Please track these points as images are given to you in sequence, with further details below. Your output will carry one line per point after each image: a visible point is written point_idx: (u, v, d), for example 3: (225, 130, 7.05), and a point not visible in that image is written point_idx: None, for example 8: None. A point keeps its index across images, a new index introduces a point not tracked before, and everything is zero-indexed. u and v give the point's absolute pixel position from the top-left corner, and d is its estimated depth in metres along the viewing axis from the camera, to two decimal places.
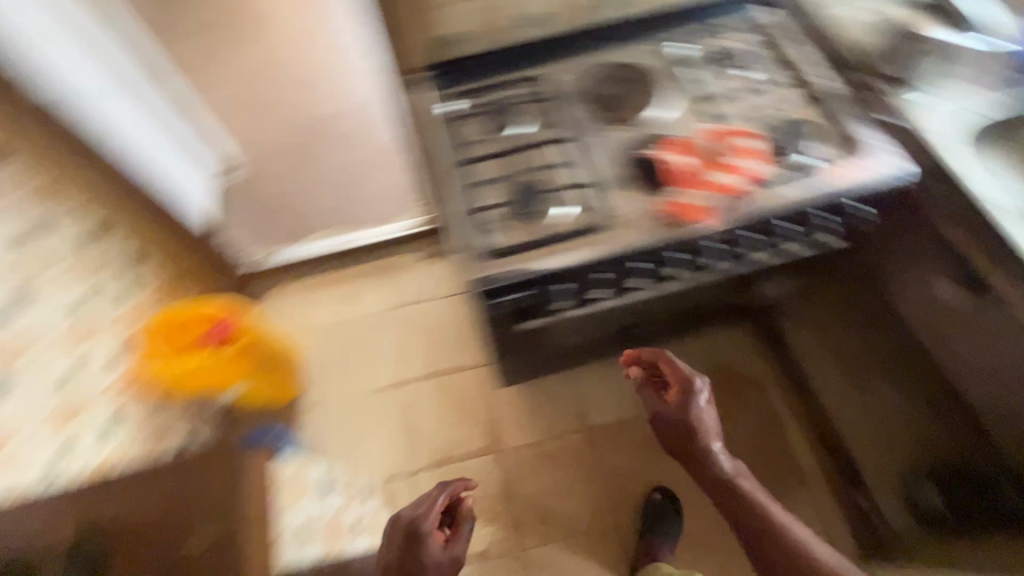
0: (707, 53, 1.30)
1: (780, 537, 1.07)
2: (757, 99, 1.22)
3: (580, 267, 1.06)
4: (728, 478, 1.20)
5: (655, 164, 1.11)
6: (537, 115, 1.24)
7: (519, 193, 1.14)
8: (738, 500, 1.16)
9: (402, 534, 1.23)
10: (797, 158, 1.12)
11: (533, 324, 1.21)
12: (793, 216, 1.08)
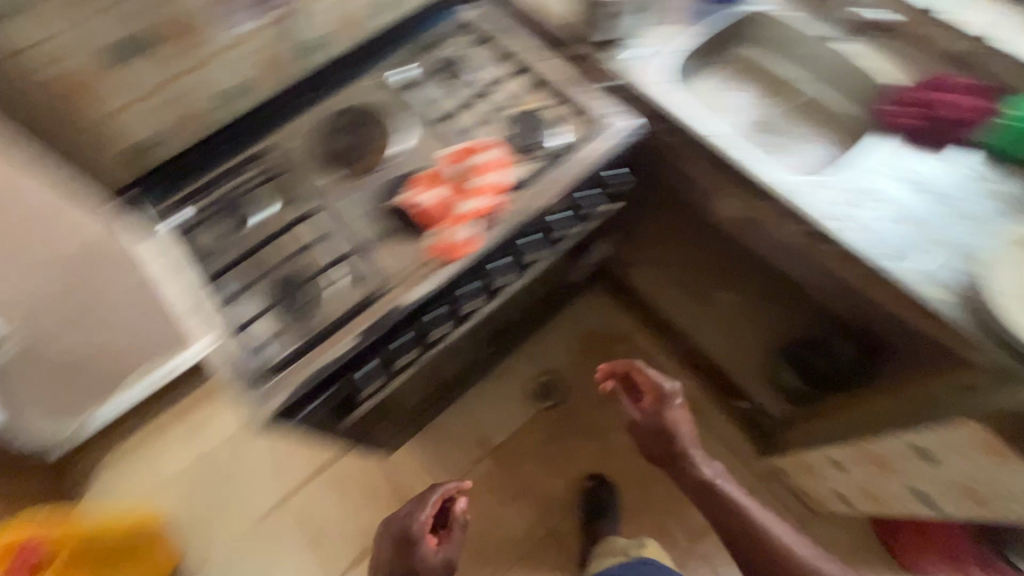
0: (430, 70, 1.25)
1: (765, 546, 1.12)
2: (491, 104, 1.20)
3: (373, 344, 0.98)
4: (712, 484, 1.23)
5: (410, 204, 1.05)
6: (277, 193, 1.12)
7: (282, 291, 1.01)
8: (729, 507, 1.19)
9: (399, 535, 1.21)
10: (538, 148, 1.13)
11: (361, 411, 1.12)
12: (556, 208, 1.10)
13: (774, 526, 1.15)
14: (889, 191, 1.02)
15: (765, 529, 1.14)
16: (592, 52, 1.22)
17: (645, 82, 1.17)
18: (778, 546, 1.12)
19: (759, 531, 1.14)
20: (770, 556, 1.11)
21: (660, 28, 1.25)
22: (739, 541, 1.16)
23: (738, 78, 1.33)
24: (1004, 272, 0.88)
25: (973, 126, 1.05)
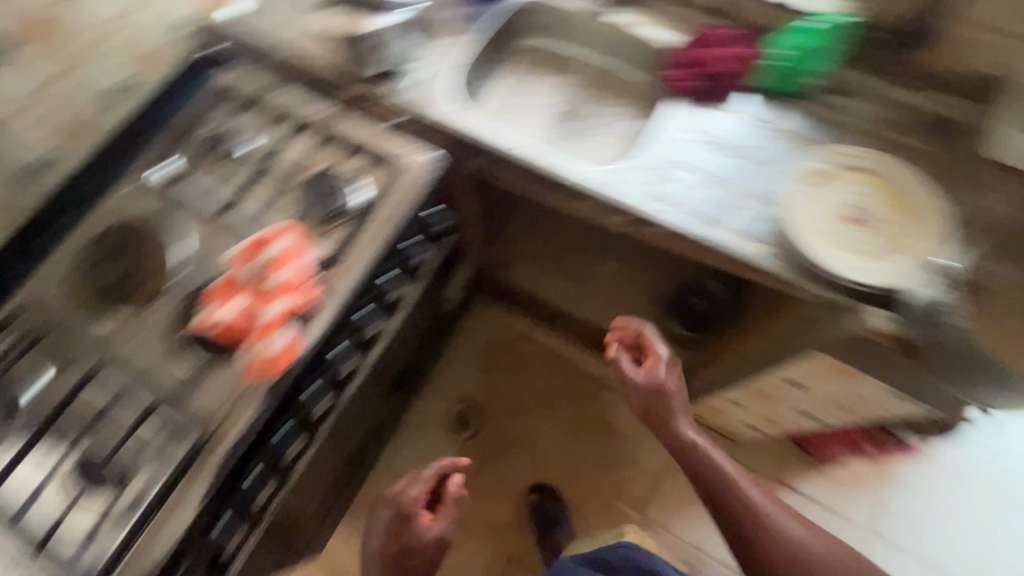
0: (193, 155, 1.09)
1: (759, 527, 0.96)
2: (274, 175, 1.06)
3: (211, 499, 0.85)
4: (700, 454, 1.04)
5: (206, 326, 0.91)
6: (45, 356, 0.93)
7: (84, 475, 0.84)
8: (718, 478, 1.01)
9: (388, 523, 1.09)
10: (337, 210, 1.00)
11: (241, 558, 0.99)
12: (378, 270, 1.00)
13: (764, 501, 0.99)
14: (691, 158, 1.03)
15: (756, 505, 0.98)
16: (370, 87, 1.13)
17: (432, 107, 1.10)
18: (775, 527, 0.96)
19: (752, 510, 0.97)
20: (762, 539, 0.95)
21: (432, 41, 1.17)
22: (727, 521, 0.99)
23: (529, 71, 1.29)
24: (799, 213, 0.93)
25: (745, 73, 1.08)
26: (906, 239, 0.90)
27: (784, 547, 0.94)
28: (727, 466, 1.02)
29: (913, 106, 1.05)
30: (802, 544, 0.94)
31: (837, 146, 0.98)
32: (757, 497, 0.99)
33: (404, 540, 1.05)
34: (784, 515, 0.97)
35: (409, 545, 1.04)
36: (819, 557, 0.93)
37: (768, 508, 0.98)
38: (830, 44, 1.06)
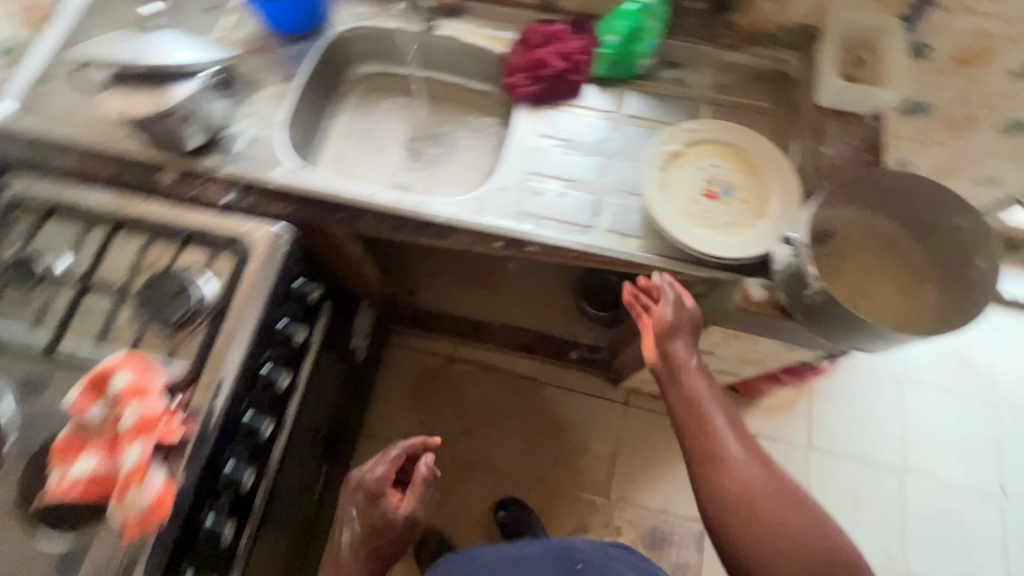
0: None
1: (725, 472, 0.83)
2: (101, 289, 0.92)
3: None
4: (695, 387, 0.90)
5: (58, 495, 0.77)
6: None
7: None
8: (697, 410, 0.88)
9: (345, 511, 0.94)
10: (188, 314, 0.89)
11: None
12: (255, 365, 0.90)
13: (739, 451, 0.84)
14: (552, 165, 1.00)
15: (729, 450, 0.84)
16: (188, 165, 1.00)
17: (270, 173, 0.99)
18: (748, 479, 0.82)
19: (725, 454, 0.84)
20: (727, 488, 0.82)
21: (252, 101, 1.06)
22: (696, 454, 0.86)
23: (372, 104, 1.22)
24: (664, 202, 0.93)
25: (581, 68, 1.04)
26: (764, 201, 0.93)
27: (751, 500, 0.80)
28: (713, 405, 0.89)
29: (742, 67, 1.08)
30: (770, 508, 0.80)
31: (683, 122, 0.98)
32: (732, 445, 0.85)
33: (369, 521, 0.92)
34: (757, 472, 0.83)
35: (374, 528, 0.92)
36: (782, 521, 0.79)
37: (743, 459, 0.84)
38: (654, 23, 1.03)
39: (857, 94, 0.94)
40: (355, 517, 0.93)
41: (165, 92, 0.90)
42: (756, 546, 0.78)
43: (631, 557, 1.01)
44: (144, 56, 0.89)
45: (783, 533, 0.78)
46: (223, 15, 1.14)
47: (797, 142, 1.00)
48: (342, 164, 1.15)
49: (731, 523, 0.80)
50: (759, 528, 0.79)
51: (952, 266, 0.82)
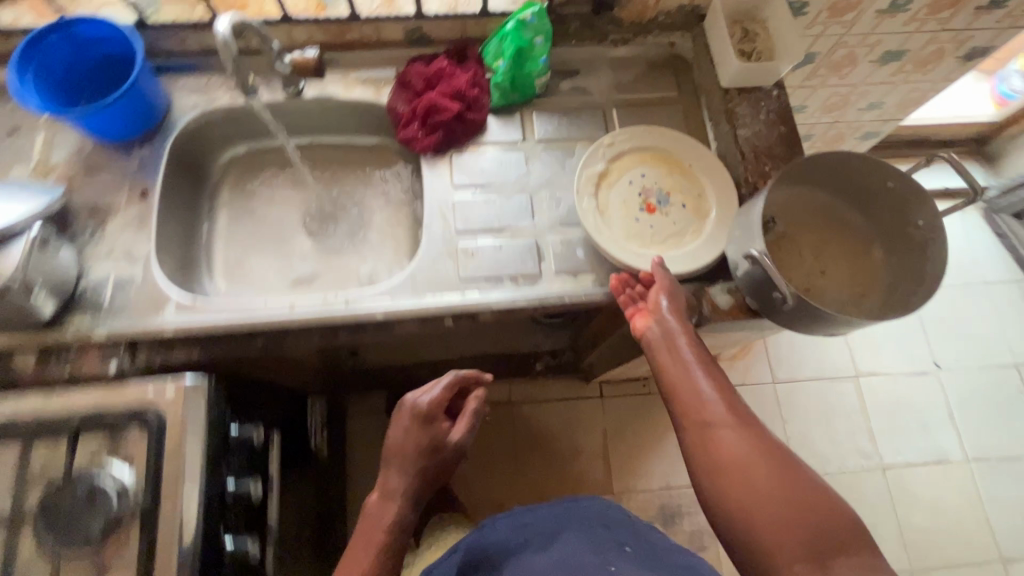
0: None
1: (718, 444, 0.71)
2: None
3: None
4: (684, 351, 0.77)
5: None
6: None
7: None
8: (685, 373, 0.76)
9: (403, 428, 0.92)
10: (111, 519, 0.74)
11: None
12: (213, 549, 0.76)
13: (728, 411, 0.72)
14: (479, 217, 0.91)
15: (717, 412, 0.72)
16: (42, 337, 0.80)
17: (161, 321, 0.82)
18: (736, 442, 0.70)
19: (714, 416, 0.72)
20: (718, 453, 0.70)
21: (104, 236, 0.86)
22: (684, 421, 0.75)
23: (252, 189, 1.05)
24: (608, 230, 0.89)
25: (476, 104, 0.94)
26: (699, 201, 0.92)
27: (745, 465, 0.68)
28: (705, 370, 0.76)
29: (636, 61, 1.04)
30: (766, 474, 0.67)
31: (600, 138, 0.93)
32: (721, 408, 0.72)
33: (427, 438, 0.91)
34: (748, 436, 0.70)
35: (430, 445, 0.90)
36: (776, 486, 0.66)
37: (735, 422, 0.71)
38: (539, 39, 0.93)
39: (756, 71, 0.92)
40: (412, 437, 0.91)
41: None
42: (750, 520, 0.65)
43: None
44: None
45: (780, 498, 0.65)
46: (28, 138, 0.91)
47: (711, 128, 0.98)
48: (242, 272, 1.00)
49: (723, 488, 0.68)
50: (752, 495, 0.66)
51: (891, 228, 0.82)
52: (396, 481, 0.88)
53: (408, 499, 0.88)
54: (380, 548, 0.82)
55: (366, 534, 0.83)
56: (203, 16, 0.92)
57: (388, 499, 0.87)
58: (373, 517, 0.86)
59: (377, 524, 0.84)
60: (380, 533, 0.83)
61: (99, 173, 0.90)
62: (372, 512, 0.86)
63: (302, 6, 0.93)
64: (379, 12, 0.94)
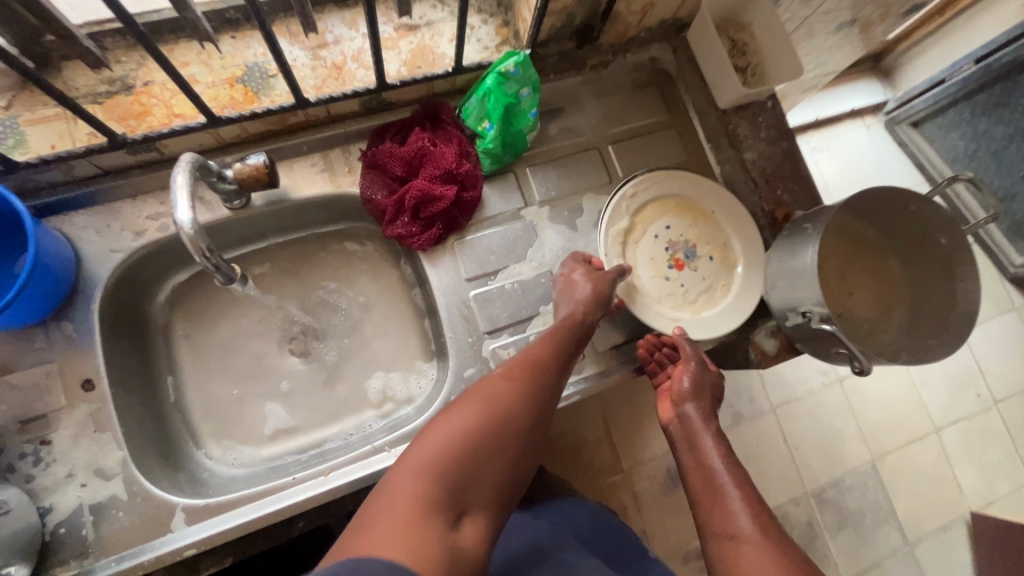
0: None
1: (736, 549, 0.62)
2: None
3: None
4: (710, 451, 0.74)
5: None
6: None
7: None
8: (710, 478, 0.70)
9: (570, 283, 0.78)
10: None
11: None
12: None
13: (755, 525, 0.63)
14: (505, 310, 0.82)
15: (743, 525, 0.63)
16: None
17: (173, 543, 0.67)
18: (759, 558, 0.59)
19: (738, 530, 0.63)
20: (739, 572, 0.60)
21: (56, 457, 0.68)
22: (709, 535, 0.66)
23: (208, 318, 0.85)
24: (643, 298, 0.83)
25: (469, 180, 0.81)
26: (726, 247, 0.88)
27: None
28: (729, 475, 0.70)
29: (621, 83, 0.93)
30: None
31: (616, 192, 0.84)
32: (746, 520, 0.64)
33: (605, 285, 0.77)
34: (779, 554, 0.59)
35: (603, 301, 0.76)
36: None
37: (760, 536, 0.62)
38: (526, 91, 0.80)
39: (757, 91, 0.86)
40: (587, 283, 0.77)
41: None
42: None
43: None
44: None
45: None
46: None
47: (711, 152, 0.93)
48: (231, 424, 0.83)
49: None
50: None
51: (910, 241, 0.82)
52: (554, 332, 0.74)
53: (576, 339, 0.74)
54: (519, 397, 0.65)
55: (509, 376, 0.67)
56: (90, 137, 0.69)
57: (544, 339, 0.73)
58: (523, 364, 0.69)
59: (522, 374, 0.67)
60: (524, 384, 0.66)
61: (16, 374, 0.69)
62: (523, 357, 0.70)
63: (224, 99, 0.72)
64: (326, 89, 0.75)
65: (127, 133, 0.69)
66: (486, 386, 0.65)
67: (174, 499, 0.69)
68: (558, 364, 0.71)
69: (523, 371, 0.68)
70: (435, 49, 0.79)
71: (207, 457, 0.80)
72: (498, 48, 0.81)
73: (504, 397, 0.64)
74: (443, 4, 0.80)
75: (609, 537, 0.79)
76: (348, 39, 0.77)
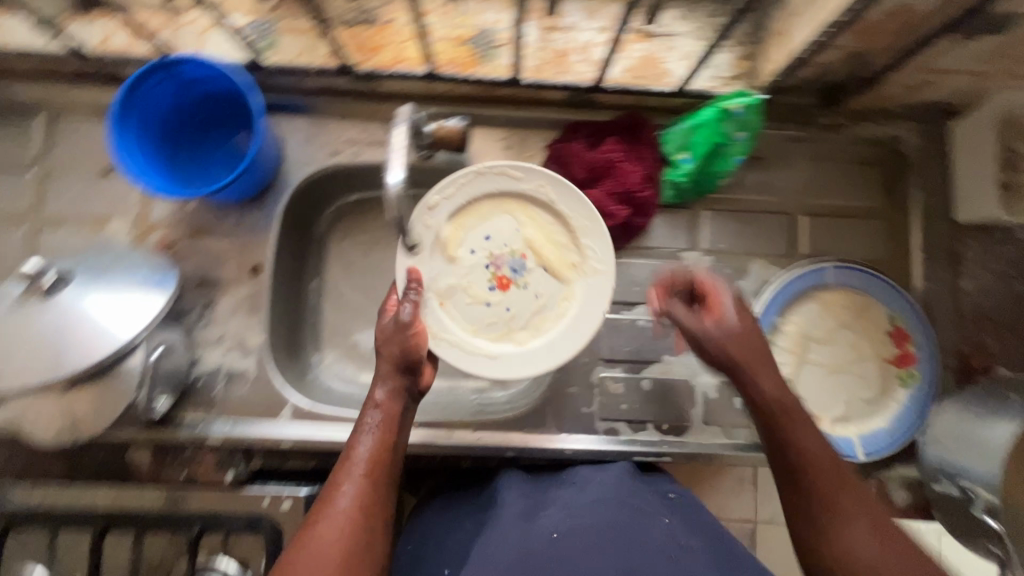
0: None
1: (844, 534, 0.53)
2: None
3: None
4: (806, 437, 0.58)
5: None
6: None
7: None
8: (809, 483, 0.56)
9: (387, 331, 0.67)
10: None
11: None
12: None
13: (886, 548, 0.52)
14: (627, 345, 0.80)
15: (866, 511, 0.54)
16: (155, 437, 0.74)
17: (277, 430, 0.76)
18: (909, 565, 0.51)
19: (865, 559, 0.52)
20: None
21: (215, 320, 0.78)
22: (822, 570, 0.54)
23: (360, 241, 0.90)
24: (448, 328, 0.72)
25: (645, 207, 0.78)
26: (895, 373, 0.77)
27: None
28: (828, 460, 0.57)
29: (843, 153, 0.83)
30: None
31: (791, 270, 0.77)
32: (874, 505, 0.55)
33: (399, 355, 0.66)
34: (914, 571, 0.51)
35: (408, 356, 0.66)
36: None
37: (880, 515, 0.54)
38: (740, 135, 0.74)
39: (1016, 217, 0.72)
40: (387, 341, 0.67)
41: (109, 380, 0.65)
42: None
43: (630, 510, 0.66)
44: (68, 349, 0.62)
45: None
46: (125, 181, 0.80)
47: (920, 261, 0.81)
48: (347, 341, 0.89)
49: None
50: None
51: None
52: (362, 458, 0.63)
53: (378, 436, 0.65)
54: (345, 557, 0.59)
55: (325, 537, 0.59)
56: (325, 58, 0.75)
57: (352, 470, 0.63)
58: (333, 517, 0.61)
59: (342, 529, 0.60)
60: (346, 538, 0.60)
61: (206, 239, 0.79)
62: (334, 507, 0.61)
63: (448, 57, 0.74)
64: (543, 73, 0.74)
65: (358, 65, 0.74)
66: (303, 553, 0.59)
67: (297, 399, 0.77)
68: (373, 489, 0.63)
69: (331, 524, 0.60)
70: (663, 64, 0.74)
71: (320, 362, 0.88)
72: (729, 81, 0.75)
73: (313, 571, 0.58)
74: (689, 17, 0.75)
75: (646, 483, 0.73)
76: (580, 29, 0.75)
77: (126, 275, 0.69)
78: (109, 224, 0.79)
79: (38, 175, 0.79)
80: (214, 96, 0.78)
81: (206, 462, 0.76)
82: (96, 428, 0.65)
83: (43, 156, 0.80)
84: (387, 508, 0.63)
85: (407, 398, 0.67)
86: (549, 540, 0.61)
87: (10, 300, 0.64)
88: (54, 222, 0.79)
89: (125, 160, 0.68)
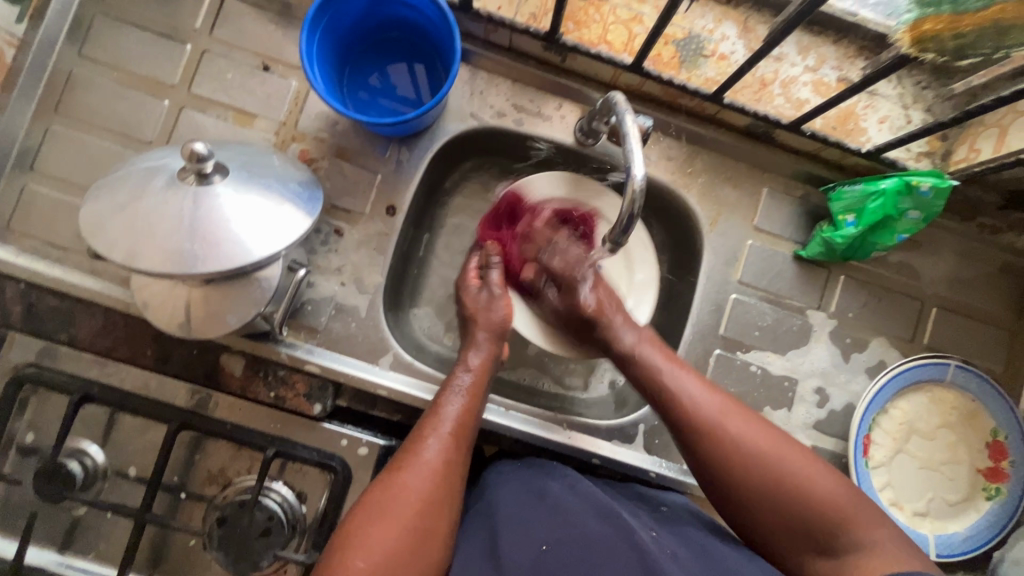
0: (41, 507, 0.73)
1: (740, 455, 0.60)
2: (167, 495, 0.75)
3: None
4: (686, 389, 0.64)
5: None
6: None
7: None
8: (713, 437, 0.61)
9: (481, 305, 0.74)
10: (266, 507, 0.73)
11: None
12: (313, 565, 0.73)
13: (784, 461, 0.59)
14: (733, 385, 0.78)
15: (740, 431, 0.61)
16: (256, 348, 0.72)
17: (376, 378, 0.74)
18: (802, 462, 0.59)
19: (764, 469, 0.59)
20: (754, 511, 0.59)
21: (338, 249, 0.75)
22: (735, 487, 0.60)
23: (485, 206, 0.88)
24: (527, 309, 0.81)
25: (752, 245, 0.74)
26: (982, 484, 0.77)
27: (832, 497, 0.57)
28: (710, 397, 0.64)
29: (991, 257, 0.82)
30: (877, 529, 0.56)
31: (914, 359, 0.76)
32: (742, 426, 0.61)
33: (494, 326, 0.72)
34: (801, 451, 0.60)
35: (499, 326, 0.73)
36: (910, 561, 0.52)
37: (757, 432, 0.61)
38: (913, 214, 0.71)
39: None
40: (481, 314, 0.73)
41: (250, 285, 0.64)
42: (804, 488, 0.57)
43: (619, 515, 0.62)
44: (215, 245, 0.59)
45: (854, 510, 0.56)
46: (281, 81, 0.76)
47: None
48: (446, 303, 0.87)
49: (841, 536, 0.56)
50: (878, 557, 0.54)
51: None
52: (450, 416, 0.64)
53: (466, 398, 0.66)
54: (420, 509, 0.57)
55: (405, 485, 0.58)
56: (530, 20, 0.74)
57: (438, 425, 0.62)
58: (418, 467, 0.59)
59: (427, 478, 0.59)
60: (427, 489, 0.58)
61: (347, 163, 0.76)
62: (419, 457, 0.60)
63: (654, 51, 0.72)
64: (740, 97, 0.73)
65: (562, 33, 0.72)
66: (381, 496, 0.57)
67: (402, 354, 0.76)
68: (453, 448, 0.62)
69: (412, 469, 0.59)
70: (860, 121, 0.74)
71: (414, 316, 0.86)
72: (918, 157, 0.74)
73: (394, 514, 0.56)
74: (899, 81, 0.74)
75: (637, 492, 0.73)
76: (788, 63, 0.73)
77: (276, 183, 0.65)
78: (255, 120, 0.76)
79: (194, 51, 0.76)
80: (404, 24, 0.75)
81: (296, 388, 0.74)
82: (216, 332, 0.63)
83: (207, 31, 0.76)
84: (465, 465, 0.63)
85: (491, 360, 0.70)
86: (539, 556, 0.58)
87: (166, 178, 0.60)
88: (198, 104, 0.75)
89: (311, 69, 0.65)
